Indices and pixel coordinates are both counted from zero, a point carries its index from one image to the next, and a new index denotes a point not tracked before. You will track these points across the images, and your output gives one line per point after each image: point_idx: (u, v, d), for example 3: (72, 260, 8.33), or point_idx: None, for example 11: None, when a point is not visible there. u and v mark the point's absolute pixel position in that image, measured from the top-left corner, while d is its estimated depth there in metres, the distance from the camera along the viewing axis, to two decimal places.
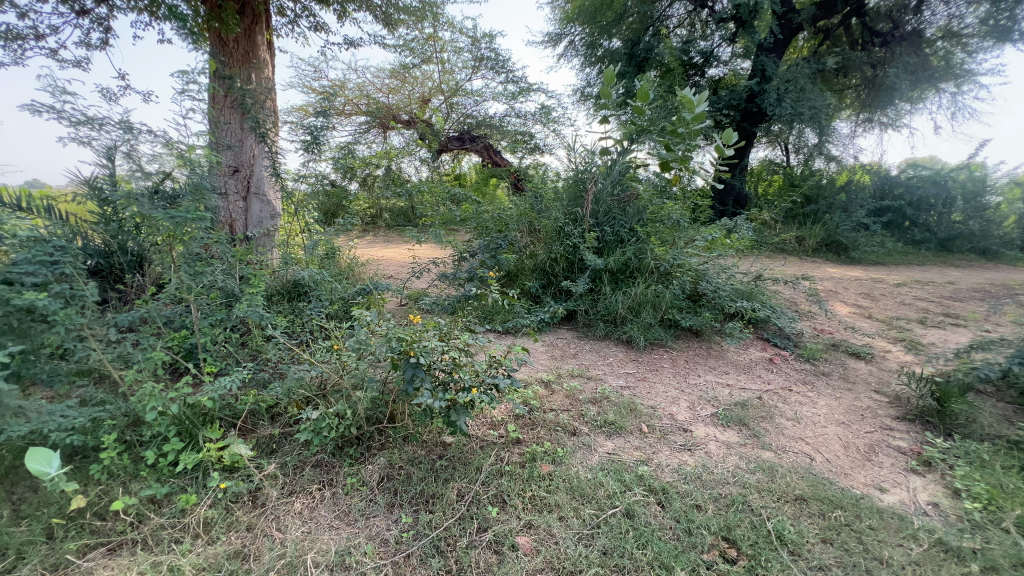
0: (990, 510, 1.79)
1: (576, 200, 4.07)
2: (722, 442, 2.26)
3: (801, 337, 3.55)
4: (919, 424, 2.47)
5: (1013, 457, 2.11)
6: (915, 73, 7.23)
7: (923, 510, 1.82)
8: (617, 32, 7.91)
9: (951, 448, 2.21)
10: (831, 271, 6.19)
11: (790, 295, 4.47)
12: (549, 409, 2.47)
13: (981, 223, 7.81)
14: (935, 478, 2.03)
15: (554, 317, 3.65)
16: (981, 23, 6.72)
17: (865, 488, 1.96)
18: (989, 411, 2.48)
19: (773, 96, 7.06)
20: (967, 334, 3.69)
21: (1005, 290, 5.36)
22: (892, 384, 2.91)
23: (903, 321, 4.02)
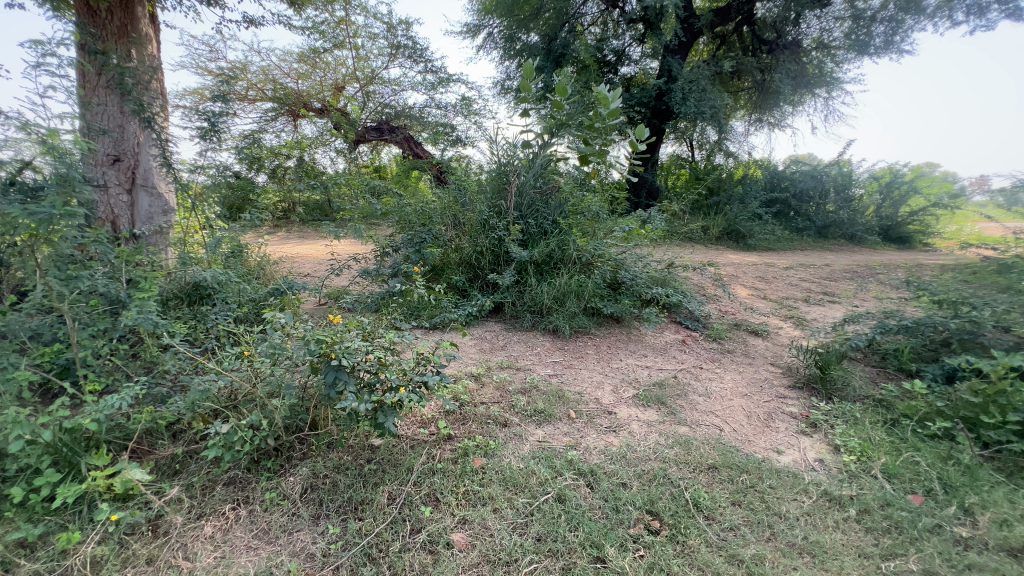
0: (862, 461, 2.08)
1: (500, 192, 4.08)
2: (643, 420, 2.40)
3: (708, 319, 3.86)
4: (806, 390, 2.80)
5: (878, 413, 2.46)
6: (796, 79, 8.08)
7: (812, 466, 2.07)
8: (534, 27, 8.00)
9: (832, 409, 2.53)
10: (732, 257, 6.79)
11: (698, 280, 4.84)
12: (480, 402, 2.47)
13: (849, 212, 8.98)
14: (821, 438, 2.30)
15: (481, 311, 3.66)
16: (846, 37, 7.63)
17: (766, 451, 2.19)
18: (859, 375, 2.87)
19: (679, 94, 7.54)
20: (841, 310, 4.24)
21: (869, 270, 6.21)
22: (784, 356, 3.27)
23: (791, 300, 4.52)
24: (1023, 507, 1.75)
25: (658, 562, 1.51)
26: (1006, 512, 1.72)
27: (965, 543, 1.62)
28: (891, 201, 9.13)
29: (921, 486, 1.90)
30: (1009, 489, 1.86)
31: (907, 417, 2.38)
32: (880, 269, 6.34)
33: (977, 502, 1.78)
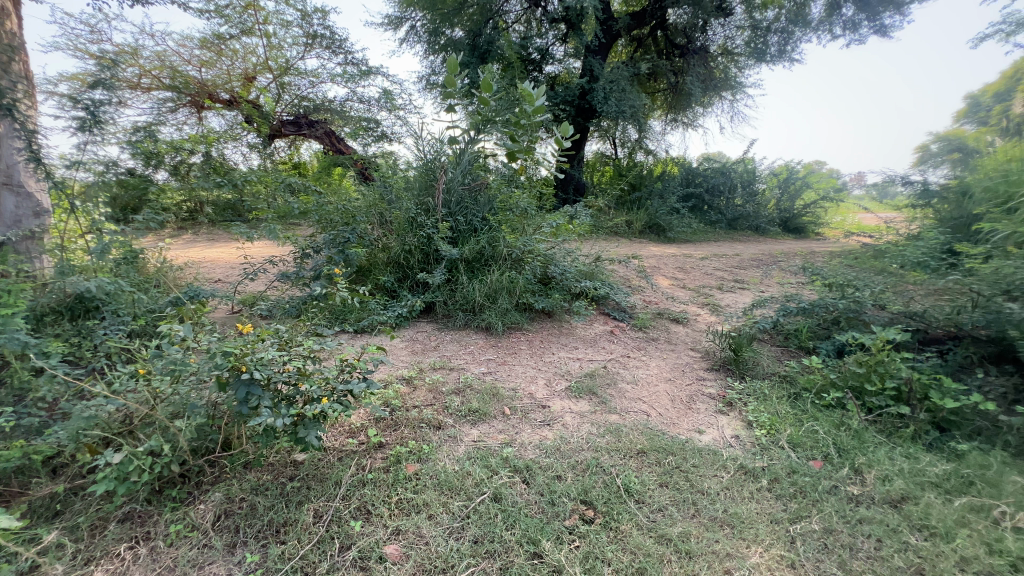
0: (771, 434, 2.26)
1: (427, 189, 3.98)
2: (576, 412, 2.45)
3: (633, 309, 4.03)
4: (722, 371, 3.00)
5: (783, 388, 2.70)
6: (705, 82, 8.66)
7: (730, 443, 2.22)
8: (458, 22, 7.90)
9: (745, 388, 2.74)
10: (654, 250, 7.15)
11: (624, 273, 5.04)
12: (412, 406, 2.39)
13: (754, 206, 9.80)
14: (736, 415, 2.48)
15: (412, 311, 3.55)
16: (746, 45, 8.30)
17: (689, 432, 2.32)
18: (767, 355, 3.13)
19: (601, 94, 7.80)
20: (750, 296, 4.61)
21: (772, 258, 6.82)
22: (702, 341, 3.49)
23: (707, 288, 4.85)
24: (900, 463, 2.00)
25: (593, 550, 1.55)
26: (887, 469, 1.96)
27: (856, 500, 1.82)
28: (788, 195, 10.10)
29: (820, 451, 2.10)
30: (889, 448, 2.12)
31: (808, 390, 2.62)
32: (781, 257, 6.98)
33: (864, 462, 2.01)
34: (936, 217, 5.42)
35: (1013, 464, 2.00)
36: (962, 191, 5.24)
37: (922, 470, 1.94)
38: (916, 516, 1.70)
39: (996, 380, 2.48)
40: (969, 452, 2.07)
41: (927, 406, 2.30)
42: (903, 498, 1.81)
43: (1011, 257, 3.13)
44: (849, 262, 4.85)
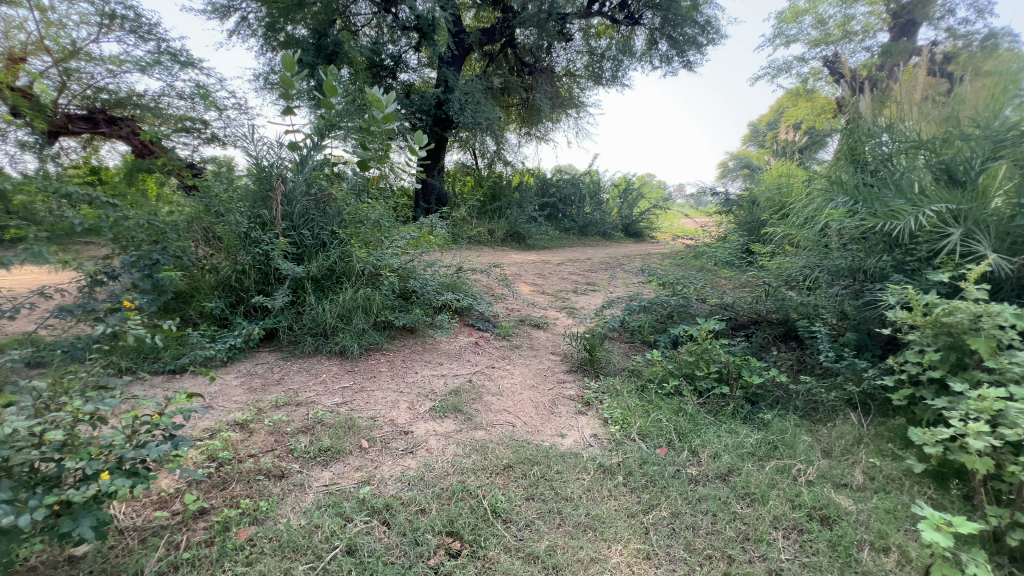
0: (624, 428, 2.42)
1: (263, 200, 3.49)
2: (441, 434, 2.33)
3: (497, 318, 4.06)
4: (580, 371, 3.16)
5: (631, 382, 2.92)
6: (552, 99, 9.26)
7: (589, 443, 2.31)
8: (300, 19, 7.17)
9: (600, 386, 2.90)
10: (516, 257, 7.39)
11: (487, 281, 5.08)
12: (247, 456, 2.03)
13: (600, 213, 10.79)
14: (593, 414, 2.61)
15: (249, 341, 3.07)
16: (586, 69, 9.13)
17: (552, 438, 2.36)
18: (617, 352, 3.39)
19: (457, 105, 7.82)
20: (601, 297, 5.00)
21: (617, 261, 7.54)
22: (561, 344, 3.65)
23: (564, 292, 5.14)
24: (724, 439, 2.28)
25: None
26: (716, 446, 2.22)
27: (695, 480, 2.02)
28: (628, 204, 11.35)
29: (664, 438, 2.31)
30: (716, 426, 2.41)
31: (652, 381, 2.88)
32: (624, 259, 7.77)
33: (699, 443, 2.25)
34: (736, 221, 6.55)
35: (802, 424, 2.43)
36: (752, 200, 6.42)
37: (741, 442, 2.25)
38: (740, 486, 1.95)
39: (786, 355, 3.02)
40: (772, 420, 2.45)
41: (741, 384, 2.68)
42: (729, 471, 2.06)
43: (788, 254, 3.88)
44: (677, 262, 5.58)
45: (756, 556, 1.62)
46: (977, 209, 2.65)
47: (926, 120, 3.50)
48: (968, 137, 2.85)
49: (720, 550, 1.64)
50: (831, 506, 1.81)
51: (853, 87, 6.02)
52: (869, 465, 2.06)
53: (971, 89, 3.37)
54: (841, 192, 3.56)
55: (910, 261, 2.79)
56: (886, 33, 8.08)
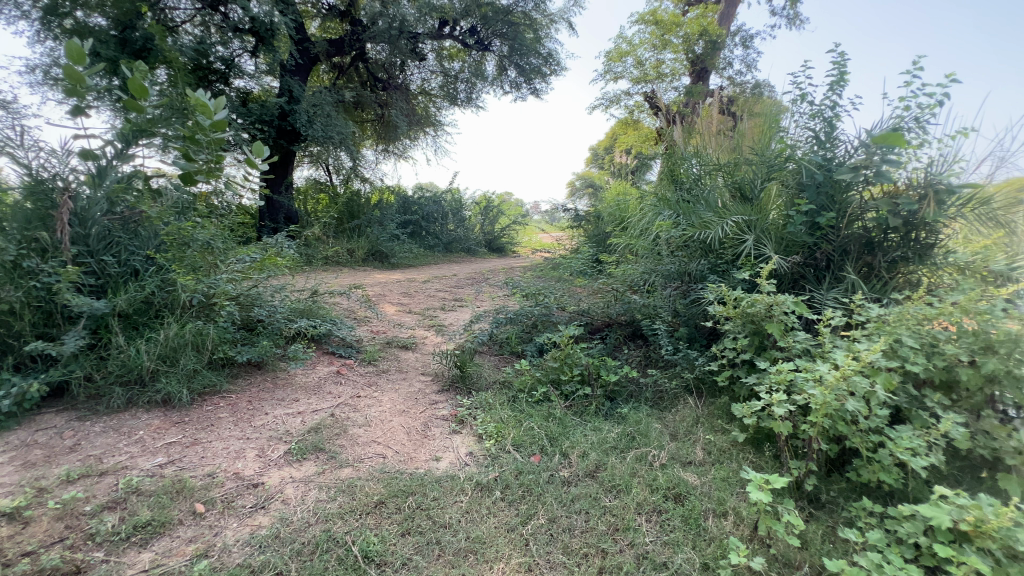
0: (499, 441, 2.42)
1: (41, 220, 2.72)
2: (299, 480, 2.06)
3: (361, 342, 3.79)
4: (452, 390, 3.09)
5: (503, 393, 2.96)
6: (409, 117, 9.15)
7: (465, 462, 2.26)
8: (94, 5, 5.87)
9: (472, 402, 2.88)
10: (379, 277, 7.08)
11: (347, 304, 4.75)
12: (22, 554, 1.54)
13: (463, 230, 10.95)
14: (468, 432, 2.56)
15: (25, 402, 2.37)
16: (441, 89, 9.23)
17: (427, 464, 2.25)
18: (487, 366, 3.40)
19: (303, 117, 7.28)
20: (469, 312, 5.02)
21: (483, 276, 7.71)
22: (432, 363, 3.54)
23: (432, 310, 5.05)
24: (590, 437, 2.43)
25: None
26: (584, 445, 2.34)
27: (568, 481, 2.10)
28: (489, 220, 11.70)
29: (537, 446, 2.37)
30: (582, 426, 2.56)
31: (522, 391, 2.95)
32: (489, 274, 7.98)
33: (568, 445, 2.35)
34: (585, 235, 7.17)
35: (652, 413, 2.70)
36: (597, 215, 7.10)
37: (605, 438, 2.41)
38: (607, 480, 2.08)
39: (635, 352, 3.36)
40: (629, 413, 2.69)
41: (601, 383, 2.89)
42: (597, 467, 2.19)
43: (630, 262, 4.35)
44: (538, 274, 5.91)
45: (626, 544, 1.73)
46: (762, 220, 3.28)
47: (722, 148, 4.26)
48: (751, 162, 3.53)
49: (594, 547, 1.71)
50: (681, 484, 2.03)
51: (667, 119, 7.05)
52: (706, 442, 2.37)
53: (748, 126, 4.19)
54: (666, 208, 4.11)
55: (720, 264, 3.33)
56: (688, 77, 9.73)
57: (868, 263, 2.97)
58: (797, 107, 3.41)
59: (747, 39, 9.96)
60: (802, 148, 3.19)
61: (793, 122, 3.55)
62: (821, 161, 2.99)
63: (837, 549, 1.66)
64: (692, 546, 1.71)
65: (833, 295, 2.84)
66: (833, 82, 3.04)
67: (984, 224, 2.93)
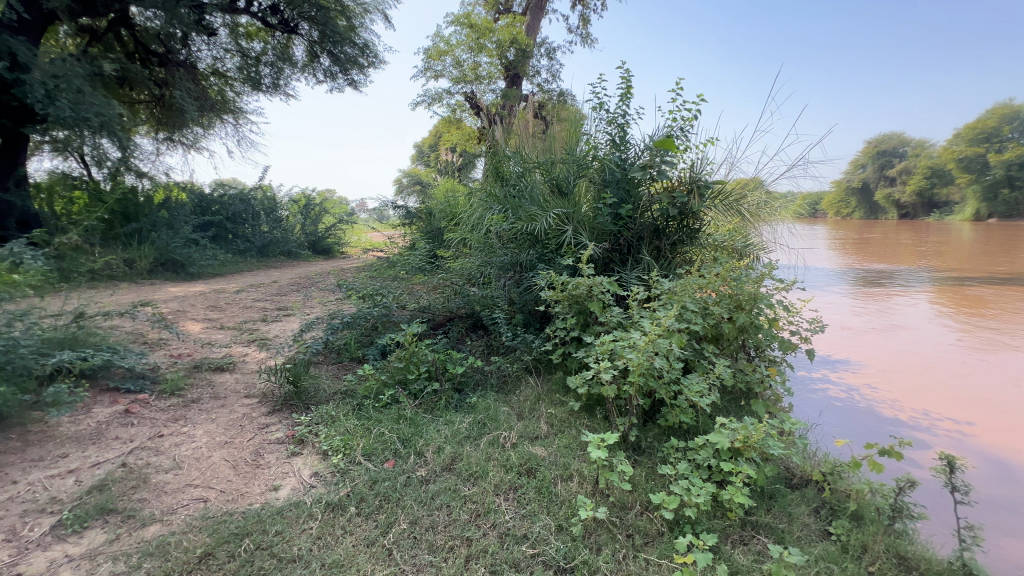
0: (347, 454, 2.25)
1: None
2: (80, 557, 1.60)
3: (156, 371, 3.10)
4: (285, 409, 2.75)
5: (347, 403, 2.75)
6: (200, 101, 7.71)
7: (310, 485, 2.04)
8: None
9: (312, 418, 2.61)
10: (174, 290, 5.89)
11: (131, 326, 3.84)
12: None
13: (281, 231, 9.78)
14: (310, 451, 2.32)
15: None
16: (239, 71, 8.05)
17: (262, 497, 1.97)
18: (325, 376, 3.12)
19: (38, 90, 5.48)
20: (297, 321, 4.52)
21: (310, 280, 7.04)
22: (256, 383, 3.09)
23: (250, 323, 4.40)
24: (444, 431, 2.43)
25: None
26: (438, 441, 2.34)
27: (426, 480, 2.07)
28: (311, 220, 10.70)
29: (390, 451, 2.28)
30: (434, 423, 2.54)
31: (368, 397, 2.79)
32: (317, 277, 7.32)
33: (423, 443, 2.32)
34: (419, 231, 7.10)
35: (500, 398, 2.83)
36: (428, 212, 7.09)
37: (458, 430, 2.44)
38: (464, 470, 2.12)
39: (478, 342, 3.46)
40: (478, 402, 2.77)
41: (449, 376, 2.92)
42: (453, 460, 2.21)
43: (466, 256, 4.46)
44: (372, 274, 5.64)
45: (488, 527, 1.79)
46: (577, 212, 3.69)
47: (538, 147, 4.65)
48: (565, 161, 3.93)
49: (459, 537, 1.73)
50: (532, 458, 2.18)
51: (489, 120, 7.37)
52: (548, 415, 2.59)
53: (558, 129, 4.67)
54: (495, 203, 4.31)
55: (547, 253, 3.65)
56: (503, 81, 10.34)
57: (657, 247, 3.58)
58: (597, 114, 3.92)
59: (550, 51, 11.03)
60: (602, 150, 3.71)
61: (594, 127, 4.07)
62: (618, 161, 3.54)
63: (656, 484, 1.99)
64: (547, 512, 1.85)
65: (635, 274, 3.36)
66: (622, 95, 3.58)
67: (727, 213, 3.80)
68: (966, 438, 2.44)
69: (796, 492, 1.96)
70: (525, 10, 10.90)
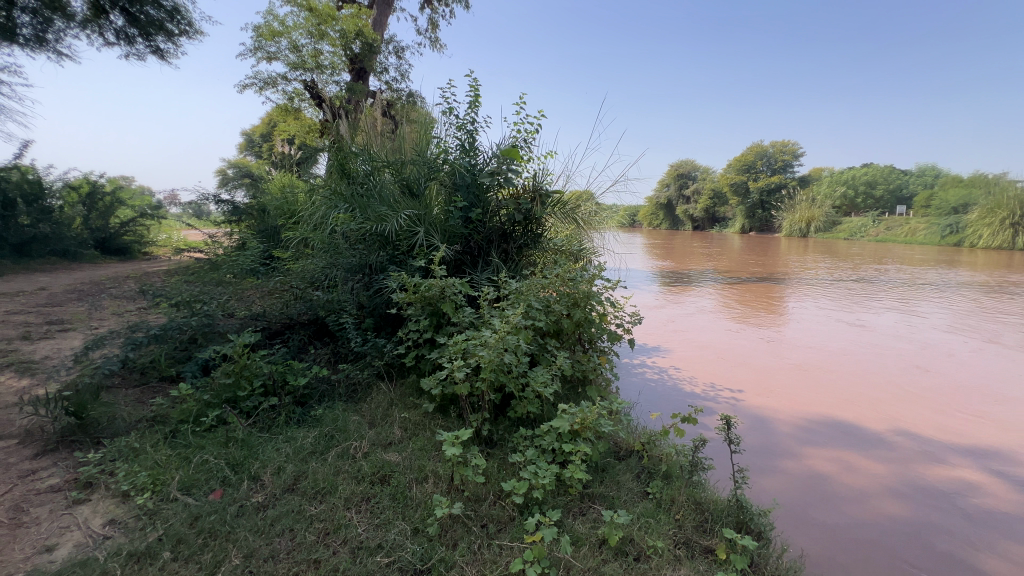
0: (157, 492, 1.89)
1: None
2: None
3: None
4: (63, 448, 2.18)
5: (155, 433, 2.29)
6: None
7: (103, 537, 1.66)
8: None
9: (103, 454, 2.11)
10: None
11: None
12: None
13: (52, 226, 7.66)
14: (102, 495, 1.88)
15: None
16: None
17: (28, 563, 1.54)
18: (124, 403, 2.56)
19: None
20: (79, 337, 3.60)
21: (98, 286, 5.71)
22: (15, 420, 2.38)
23: (2, 344, 3.36)
24: (284, 450, 2.21)
25: None
26: (278, 461, 2.11)
27: (263, 506, 1.86)
28: (97, 213, 8.70)
29: (216, 480, 1.99)
30: (272, 442, 2.28)
31: (184, 423, 2.37)
32: (109, 283, 5.97)
33: (258, 466, 2.07)
34: (249, 229, 6.27)
35: (348, 408, 2.67)
36: (261, 209, 6.33)
37: (301, 446, 2.24)
38: (309, 488, 1.95)
39: (323, 350, 3.20)
40: (324, 414, 2.57)
41: (289, 390, 2.64)
42: (296, 479, 2.02)
43: (308, 257, 4.09)
44: (189, 278, 4.81)
45: (339, 544, 1.68)
46: (428, 214, 3.68)
47: (387, 146, 4.51)
48: (415, 162, 3.89)
49: (305, 560, 1.59)
50: (385, 466, 2.11)
51: (333, 113, 6.90)
52: (402, 420, 2.54)
53: (408, 130, 4.59)
54: (341, 201, 4.04)
55: (397, 255, 3.57)
56: (348, 74, 9.76)
57: (505, 250, 3.79)
58: (447, 118, 3.97)
59: (399, 49, 10.81)
60: (452, 154, 3.77)
61: (444, 131, 4.11)
62: (468, 166, 3.65)
63: (507, 473, 2.10)
64: (401, 518, 1.82)
65: (485, 276, 3.50)
66: (471, 103, 3.70)
67: (565, 222, 4.19)
68: (738, 402, 3.11)
69: (622, 463, 2.26)
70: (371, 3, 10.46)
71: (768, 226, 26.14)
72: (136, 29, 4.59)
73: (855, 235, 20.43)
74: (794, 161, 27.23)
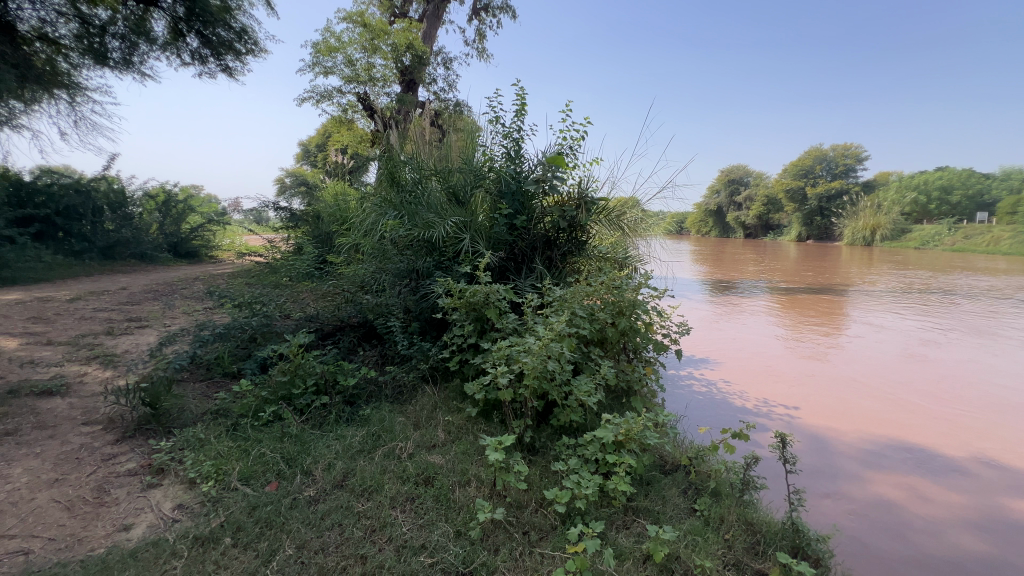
0: (219, 480, 2.02)
1: None
2: None
3: None
4: (139, 435, 2.37)
5: (219, 425, 2.45)
6: None
7: (173, 520, 1.79)
8: None
9: (174, 443, 2.28)
10: None
11: None
12: None
13: (132, 231, 8.33)
14: (173, 481, 2.03)
15: None
16: None
17: (108, 540, 1.68)
18: (192, 396, 2.75)
19: None
20: (154, 333, 3.91)
21: (171, 286, 6.18)
22: (99, 407, 2.60)
23: (90, 337, 3.70)
24: (334, 447, 2.30)
25: None
26: (328, 458, 2.20)
27: (314, 500, 1.94)
28: (171, 219, 9.42)
29: (272, 472, 2.10)
30: (323, 439, 2.37)
31: (245, 417, 2.52)
32: (180, 283, 6.45)
33: (310, 461, 2.17)
34: (305, 235, 6.59)
35: (394, 409, 2.74)
36: (316, 215, 6.65)
37: (349, 444, 2.32)
38: (357, 485, 2.02)
39: (371, 352, 3.31)
40: (372, 414, 2.65)
41: (339, 390, 2.75)
42: (345, 476, 2.10)
43: (358, 262, 4.25)
44: (250, 281, 5.13)
45: (385, 541, 1.73)
46: (474, 221, 3.74)
47: (434, 154, 4.64)
48: (462, 171, 3.96)
49: (353, 555, 1.65)
50: (429, 468, 2.15)
51: (383, 124, 7.18)
52: (446, 423, 2.58)
53: (455, 139, 4.70)
54: (390, 208, 4.18)
55: (443, 261, 3.65)
56: (399, 85, 10.12)
57: (549, 257, 3.78)
58: (493, 127, 4.04)
59: (447, 60, 11.10)
60: (498, 162, 3.82)
61: (490, 139, 4.18)
62: (513, 174, 3.68)
63: (549, 482, 2.09)
64: (444, 520, 1.85)
65: (529, 283, 3.52)
66: (517, 111, 3.75)
67: (611, 228, 4.12)
68: (794, 420, 2.96)
69: (668, 477, 2.20)
70: (422, 17, 10.83)
71: (829, 233, 24.71)
72: (209, 50, 4.95)
73: (928, 244, 18.92)
74: (858, 165, 25.63)
